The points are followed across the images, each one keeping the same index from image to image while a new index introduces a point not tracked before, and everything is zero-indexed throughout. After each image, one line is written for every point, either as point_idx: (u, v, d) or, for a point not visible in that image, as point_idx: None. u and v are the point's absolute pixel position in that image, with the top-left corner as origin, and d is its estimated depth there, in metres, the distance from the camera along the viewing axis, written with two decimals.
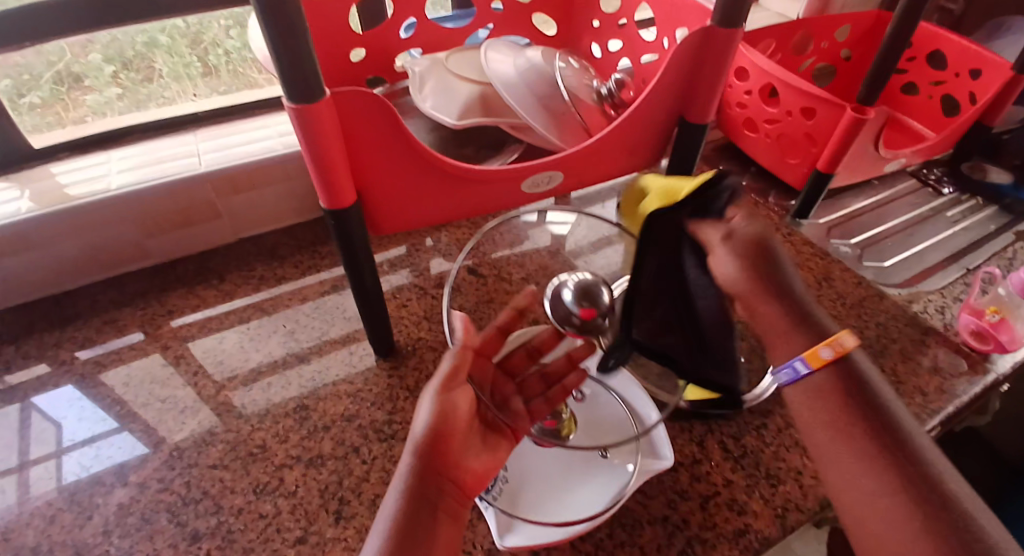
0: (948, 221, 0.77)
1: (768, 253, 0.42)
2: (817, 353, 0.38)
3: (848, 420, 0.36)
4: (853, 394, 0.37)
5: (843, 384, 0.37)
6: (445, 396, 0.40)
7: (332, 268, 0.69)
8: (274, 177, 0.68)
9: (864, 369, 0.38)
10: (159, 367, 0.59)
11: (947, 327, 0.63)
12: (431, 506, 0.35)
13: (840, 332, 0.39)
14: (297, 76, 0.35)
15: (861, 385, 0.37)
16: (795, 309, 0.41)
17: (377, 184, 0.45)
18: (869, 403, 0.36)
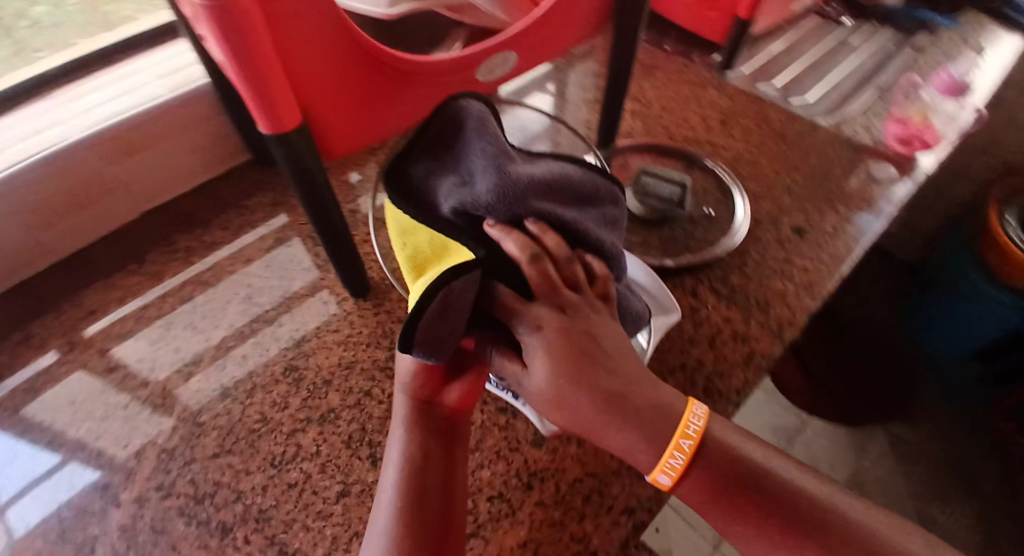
0: (852, 48, 0.81)
1: (727, 440, 0.33)
2: (663, 475, 0.32)
3: (747, 508, 0.31)
4: (725, 488, 0.32)
5: (718, 484, 0.32)
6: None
7: (269, 219, 0.62)
8: (169, 129, 0.58)
9: (734, 449, 0.33)
10: (105, 374, 0.51)
11: (876, 141, 0.68)
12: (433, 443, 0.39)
13: (689, 407, 0.33)
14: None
15: (727, 465, 0.32)
16: (711, 459, 0.32)
17: (320, 96, 0.39)
18: (751, 489, 0.31)
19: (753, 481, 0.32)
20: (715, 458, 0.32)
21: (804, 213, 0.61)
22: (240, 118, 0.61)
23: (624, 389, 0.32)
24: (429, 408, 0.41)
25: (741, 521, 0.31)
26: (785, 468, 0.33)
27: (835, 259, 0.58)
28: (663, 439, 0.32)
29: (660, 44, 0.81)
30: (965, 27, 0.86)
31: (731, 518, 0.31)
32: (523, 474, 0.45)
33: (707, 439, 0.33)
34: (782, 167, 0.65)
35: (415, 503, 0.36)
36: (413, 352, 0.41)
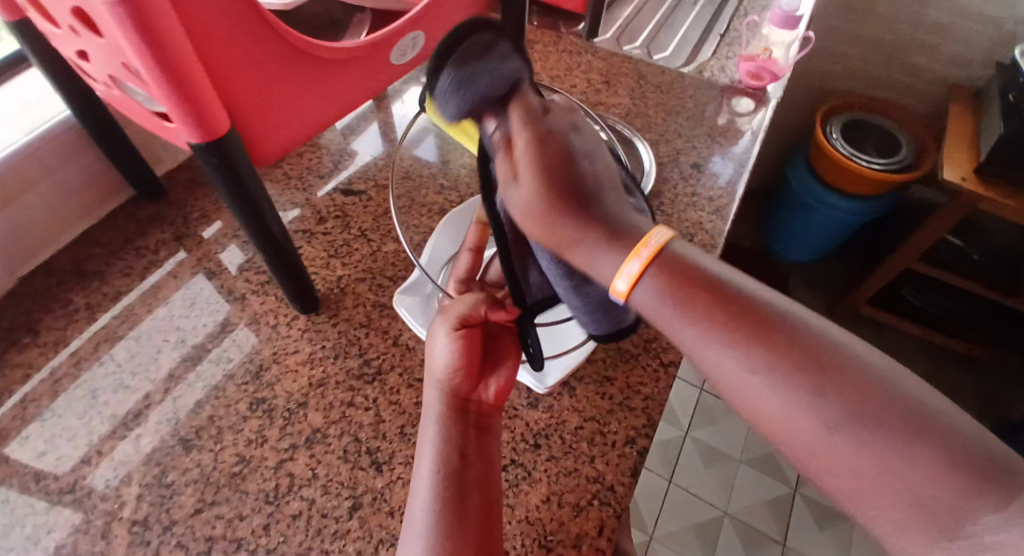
0: (690, 4, 0.91)
1: (687, 254, 0.33)
2: (621, 274, 0.33)
3: (713, 310, 0.30)
4: (683, 283, 0.31)
5: (673, 281, 0.32)
6: (459, 331, 0.42)
7: (178, 254, 0.57)
8: (31, 178, 0.52)
9: (696, 263, 0.32)
10: (34, 463, 0.44)
11: (732, 80, 0.78)
12: (470, 430, 0.40)
13: (654, 229, 0.34)
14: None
15: (687, 273, 0.32)
16: (676, 263, 0.32)
17: (244, 99, 0.37)
18: (715, 289, 0.31)
19: (716, 283, 0.31)
20: (671, 261, 0.32)
21: (694, 149, 0.69)
22: (117, 152, 0.55)
23: (600, 197, 0.36)
24: (465, 404, 0.41)
25: (700, 327, 0.30)
26: (766, 292, 0.31)
27: (730, 183, 0.66)
28: (628, 247, 0.33)
29: (529, 20, 0.85)
30: None
31: (687, 317, 0.31)
32: (529, 437, 0.47)
33: (667, 252, 0.33)
34: (666, 114, 0.73)
35: (454, 501, 0.37)
36: (444, 344, 0.42)
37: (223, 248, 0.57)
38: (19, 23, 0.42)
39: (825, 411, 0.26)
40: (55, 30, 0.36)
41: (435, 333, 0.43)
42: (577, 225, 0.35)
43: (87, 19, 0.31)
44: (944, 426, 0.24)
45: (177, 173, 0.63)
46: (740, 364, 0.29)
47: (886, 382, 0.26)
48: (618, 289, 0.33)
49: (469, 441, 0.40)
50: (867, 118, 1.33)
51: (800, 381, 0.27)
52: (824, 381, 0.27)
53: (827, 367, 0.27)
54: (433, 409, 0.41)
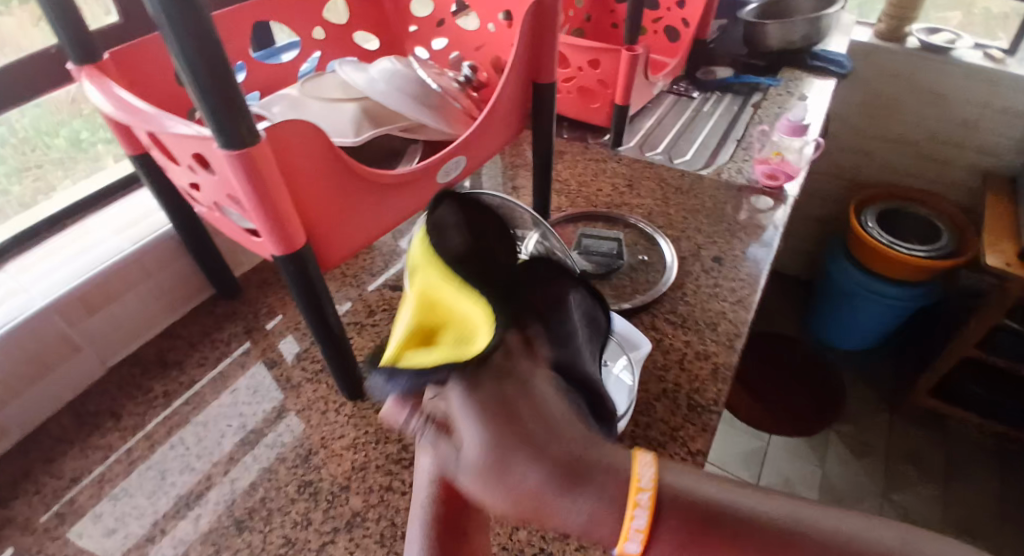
0: (707, 114, 1.00)
1: (687, 482, 0.28)
2: (622, 551, 0.27)
3: (721, 554, 0.26)
4: (693, 542, 0.27)
5: (684, 538, 0.27)
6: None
7: (244, 345, 0.64)
8: (131, 281, 0.60)
9: (697, 499, 0.28)
10: (105, 538, 0.48)
11: (750, 180, 0.84)
12: (456, 518, 0.39)
13: (636, 458, 0.29)
14: (236, 125, 0.33)
15: (697, 520, 0.27)
16: (688, 513, 0.27)
17: (319, 219, 0.44)
18: (719, 531, 0.27)
19: (734, 528, 0.27)
20: (679, 499, 0.28)
21: (716, 244, 0.73)
22: (203, 258, 0.64)
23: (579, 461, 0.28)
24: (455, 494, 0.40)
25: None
26: (750, 495, 0.28)
27: (752, 275, 0.69)
28: (620, 494, 0.27)
29: (560, 134, 0.95)
30: (788, 83, 1.06)
31: None
32: (558, 526, 0.47)
33: (665, 489, 0.28)
34: (687, 213, 0.78)
35: None
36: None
37: (282, 341, 0.64)
38: (139, 155, 0.52)
39: (754, 554, 0.26)
40: (176, 168, 0.45)
41: (434, 423, 0.38)
42: (584, 496, 0.27)
43: (205, 161, 0.40)
44: (867, 554, 0.25)
45: (249, 274, 0.71)
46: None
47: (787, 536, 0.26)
48: (626, 554, 0.27)
49: (456, 530, 0.39)
50: (902, 209, 1.33)
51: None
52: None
53: (781, 554, 0.26)
54: (422, 497, 0.39)
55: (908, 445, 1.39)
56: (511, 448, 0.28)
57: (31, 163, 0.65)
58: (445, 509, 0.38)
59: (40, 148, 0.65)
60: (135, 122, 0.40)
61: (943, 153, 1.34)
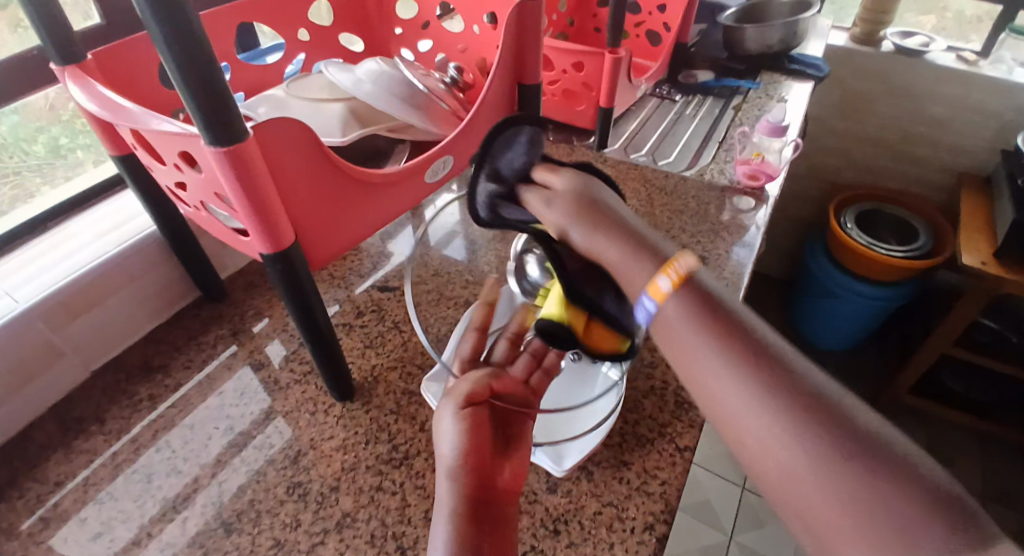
0: (689, 117, 1.01)
1: (713, 286, 0.37)
2: (655, 285, 0.37)
3: (727, 347, 0.33)
4: (714, 314, 0.35)
5: (697, 308, 0.35)
6: (466, 412, 0.43)
7: (231, 348, 0.63)
8: (115, 283, 0.60)
9: (713, 294, 0.36)
10: (91, 543, 0.47)
11: (732, 181, 0.85)
12: (481, 515, 0.40)
13: (681, 253, 0.39)
14: (224, 125, 0.33)
15: (709, 302, 0.36)
16: (703, 295, 0.36)
17: (306, 218, 0.44)
18: (738, 331, 0.34)
19: (739, 331, 0.34)
20: (700, 290, 0.36)
21: (700, 244, 0.75)
22: (188, 260, 0.63)
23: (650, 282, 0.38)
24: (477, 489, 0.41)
25: (713, 349, 0.33)
26: (788, 347, 0.34)
27: (734, 273, 0.70)
28: (658, 269, 0.38)
29: (545, 136, 0.95)
30: (767, 86, 1.09)
31: (706, 348, 0.34)
32: (548, 523, 0.48)
33: (693, 278, 0.37)
34: (672, 213, 0.80)
35: None
36: (453, 429, 0.42)
37: (269, 343, 0.63)
38: (123, 156, 0.51)
39: (778, 405, 0.30)
40: (161, 168, 0.44)
41: (444, 415, 0.44)
42: (649, 258, 0.39)
43: (191, 160, 0.39)
44: (873, 441, 0.28)
45: (235, 277, 0.71)
46: (740, 391, 0.32)
47: (828, 397, 0.30)
48: (656, 286, 0.37)
49: (488, 524, 0.40)
50: (879, 209, 1.36)
51: (776, 398, 0.30)
52: (770, 382, 0.31)
53: (776, 367, 0.32)
54: (448, 493, 0.41)
55: None
56: (590, 219, 0.44)
57: (9, 169, 0.63)
58: (472, 501, 0.40)
59: (17, 154, 0.64)
60: (118, 123, 0.40)
61: (918, 154, 1.37)
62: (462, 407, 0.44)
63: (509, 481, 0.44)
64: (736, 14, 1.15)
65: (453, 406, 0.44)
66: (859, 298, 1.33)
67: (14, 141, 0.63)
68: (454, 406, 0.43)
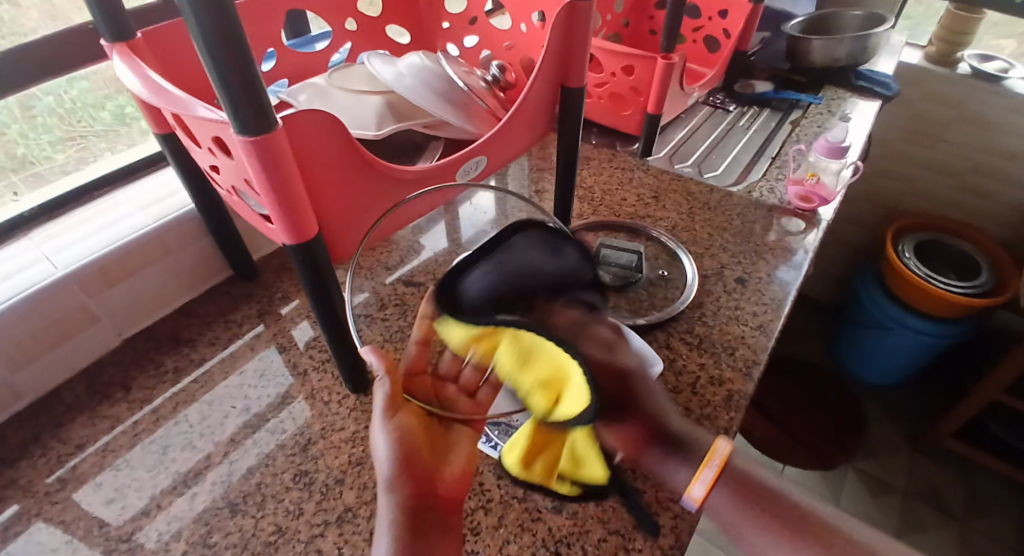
0: (743, 129, 0.97)
1: (744, 463, 0.43)
2: (691, 491, 0.42)
3: (778, 530, 0.40)
4: (755, 502, 0.41)
5: (748, 499, 0.41)
6: (394, 421, 0.44)
7: (256, 327, 0.64)
8: (152, 257, 0.61)
9: (753, 475, 0.42)
10: (102, 508, 0.49)
11: (782, 201, 0.81)
12: (423, 517, 0.42)
13: (716, 440, 0.43)
14: (254, 108, 0.33)
15: (761, 493, 0.41)
16: (744, 480, 0.42)
17: (332, 209, 0.44)
18: (764, 503, 0.41)
19: (790, 509, 0.41)
20: (688, 441, 0.45)
21: (740, 264, 0.71)
22: (223, 239, 0.64)
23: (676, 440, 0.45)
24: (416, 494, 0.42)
25: (772, 540, 0.39)
26: (810, 498, 0.42)
27: (774, 299, 0.67)
28: (698, 460, 0.43)
29: (588, 140, 0.93)
30: (830, 102, 1.03)
31: (767, 537, 0.40)
32: (549, 543, 0.46)
33: (731, 462, 0.43)
34: (713, 230, 0.76)
35: None
36: (384, 443, 0.43)
37: (295, 326, 0.64)
38: (165, 134, 0.53)
39: None
40: (197, 149, 0.45)
41: (376, 421, 0.44)
42: (683, 465, 0.44)
43: (223, 145, 0.39)
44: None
45: (267, 258, 0.72)
46: (771, 541, 0.39)
47: (849, 538, 0.39)
48: (693, 494, 0.42)
49: (430, 521, 0.42)
50: (940, 240, 1.27)
51: (791, 540, 0.39)
52: (807, 537, 0.39)
53: (815, 536, 0.39)
54: (387, 504, 0.41)
55: (928, 486, 1.34)
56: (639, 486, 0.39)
57: (76, 134, 0.66)
58: (409, 510, 0.41)
59: (85, 119, 0.66)
60: (155, 102, 0.40)
61: (989, 186, 1.27)
62: (388, 415, 0.44)
63: (450, 485, 0.46)
64: (802, 24, 1.09)
65: (383, 404, 0.44)
66: (903, 334, 1.27)
67: (83, 106, 0.66)
68: (385, 396, 0.44)
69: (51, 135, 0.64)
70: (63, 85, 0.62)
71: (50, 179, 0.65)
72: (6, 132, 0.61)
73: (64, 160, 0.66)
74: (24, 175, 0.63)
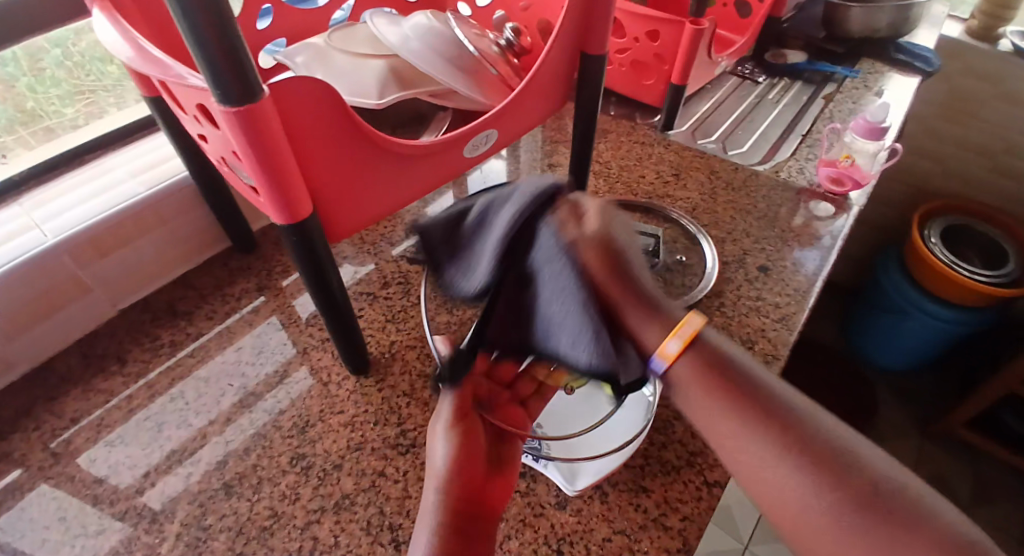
0: (772, 103, 0.91)
1: (726, 346, 0.37)
2: (664, 346, 0.36)
3: (737, 408, 0.33)
4: (713, 372, 0.35)
5: (706, 373, 0.35)
6: (458, 426, 0.41)
7: (254, 302, 0.62)
8: (146, 225, 0.59)
9: (722, 350, 0.36)
10: (95, 486, 0.48)
11: (811, 182, 0.76)
12: (467, 525, 0.37)
13: (691, 313, 0.37)
14: (237, 79, 0.29)
15: (718, 365, 0.35)
16: (711, 358, 0.36)
17: (328, 186, 0.41)
18: (735, 382, 0.35)
19: (750, 387, 0.34)
20: (652, 318, 0.37)
21: (764, 251, 0.67)
22: (220, 208, 0.61)
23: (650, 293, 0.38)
24: (466, 508, 0.38)
25: (733, 422, 0.33)
26: (780, 384, 0.35)
27: (799, 288, 0.63)
28: (664, 328, 0.37)
29: (606, 110, 0.88)
30: (866, 76, 0.96)
31: (713, 405, 0.34)
32: (552, 541, 0.44)
33: (702, 338, 0.37)
34: (736, 212, 0.72)
35: None
36: (442, 446, 0.40)
37: (297, 300, 0.62)
38: (153, 98, 0.50)
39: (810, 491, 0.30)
40: (183, 116, 0.41)
41: (437, 427, 0.41)
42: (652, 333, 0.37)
43: (207, 114, 0.36)
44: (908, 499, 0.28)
45: (268, 229, 0.69)
46: (754, 445, 0.32)
47: (847, 445, 0.31)
48: (665, 353, 0.36)
49: (472, 534, 0.37)
50: (969, 225, 1.21)
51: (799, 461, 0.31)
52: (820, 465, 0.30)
53: (838, 458, 0.30)
54: (430, 504, 0.38)
55: (936, 474, 1.33)
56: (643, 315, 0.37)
57: (85, 88, 0.65)
58: (457, 513, 0.37)
59: (94, 73, 0.65)
60: (132, 63, 0.36)
61: None
62: (454, 421, 0.41)
63: (498, 495, 0.41)
64: None
65: (450, 409, 0.41)
66: (920, 322, 1.23)
67: (91, 59, 0.65)
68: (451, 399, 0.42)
69: (60, 89, 0.64)
70: (71, 36, 0.61)
71: (61, 134, 0.64)
72: (14, 84, 0.60)
73: (73, 114, 0.65)
74: (33, 129, 0.62)
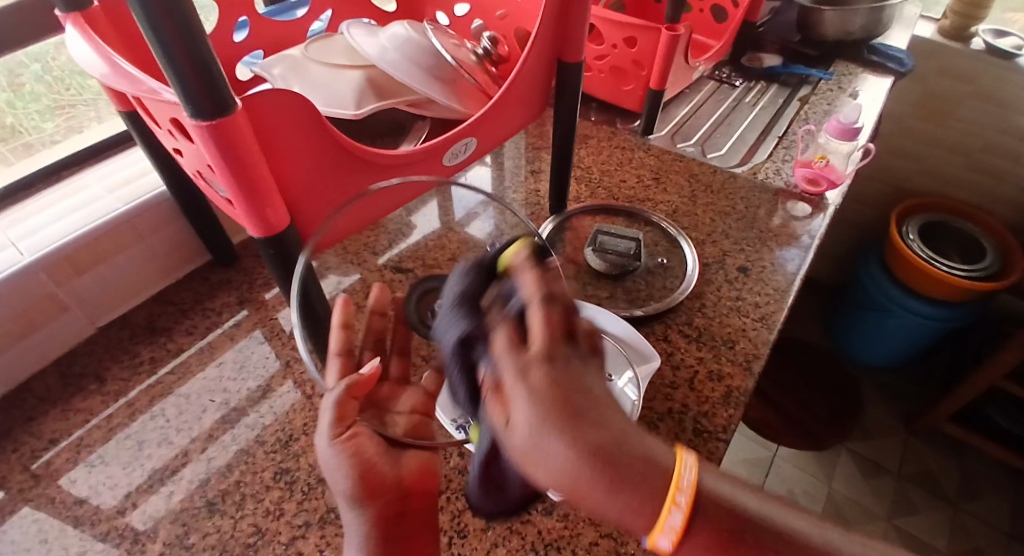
0: (749, 106, 0.92)
1: (725, 490, 0.26)
2: (653, 535, 0.25)
3: None
4: (728, 539, 0.25)
5: (734, 549, 0.25)
6: (347, 439, 0.37)
7: (236, 314, 0.62)
8: (123, 240, 0.58)
9: (727, 500, 0.26)
10: (75, 507, 0.47)
11: (788, 183, 0.78)
12: (394, 528, 0.38)
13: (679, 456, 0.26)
14: (188, 54, 0.27)
15: (736, 530, 0.25)
16: (715, 524, 0.25)
17: (307, 197, 0.41)
18: (750, 545, 0.25)
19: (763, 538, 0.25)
20: (644, 463, 0.25)
21: (743, 252, 0.68)
22: (200, 222, 0.61)
23: (590, 422, 0.25)
24: (389, 513, 0.38)
25: None
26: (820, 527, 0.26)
27: (777, 287, 0.64)
28: (658, 491, 0.25)
29: (586, 116, 0.88)
30: (840, 77, 0.98)
31: None
32: (538, 547, 0.44)
33: (700, 495, 0.26)
34: (716, 214, 0.73)
35: None
36: (336, 458, 0.37)
37: (280, 313, 0.62)
38: (129, 113, 0.50)
39: None
40: (158, 130, 0.41)
41: (320, 437, 0.38)
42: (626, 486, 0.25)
43: (182, 128, 0.36)
44: None
45: (248, 242, 0.69)
46: None
47: None
48: (656, 546, 0.25)
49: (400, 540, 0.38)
50: (944, 221, 1.24)
51: None
52: None
53: None
54: (353, 522, 0.37)
55: (921, 467, 1.35)
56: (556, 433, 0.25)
57: (65, 102, 0.64)
58: (384, 523, 0.37)
59: (73, 88, 0.64)
60: (104, 78, 0.36)
61: (998, 167, 1.23)
62: (337, 431, 0.37)
63: (420, 482, 0.41)
64: None
65: (330, 419, 0.38)
66: (898, 317, 1.26)
67: (71, 74, 0.64)
68: (331, 411, 0.38)
69: (39, 104, 0.63)
70: (51, 50, 0.60)
71: (40, 149, 0.63)
72: None
73: (53, 130, 0.64)
74: (12, 145, 0.61)
